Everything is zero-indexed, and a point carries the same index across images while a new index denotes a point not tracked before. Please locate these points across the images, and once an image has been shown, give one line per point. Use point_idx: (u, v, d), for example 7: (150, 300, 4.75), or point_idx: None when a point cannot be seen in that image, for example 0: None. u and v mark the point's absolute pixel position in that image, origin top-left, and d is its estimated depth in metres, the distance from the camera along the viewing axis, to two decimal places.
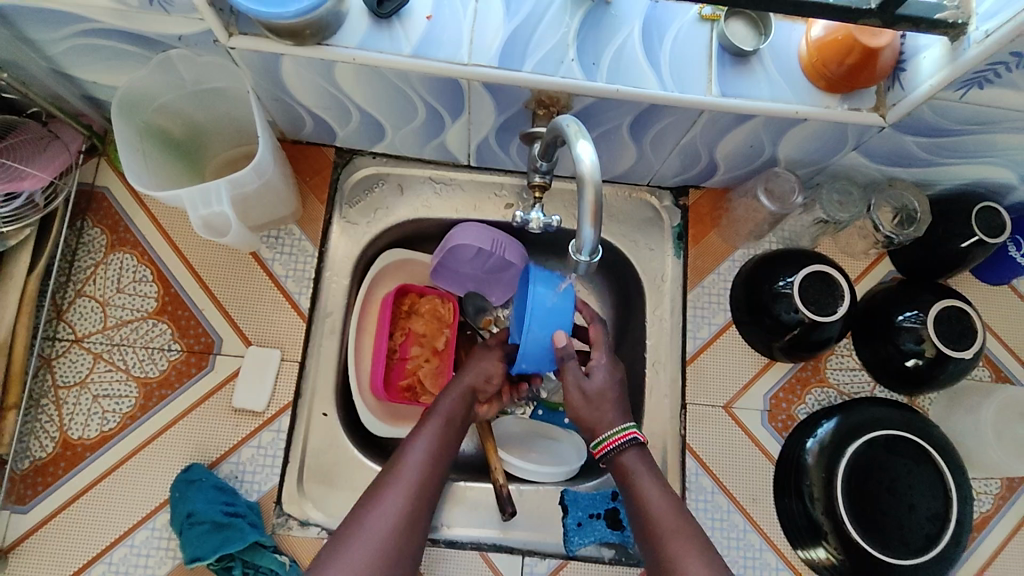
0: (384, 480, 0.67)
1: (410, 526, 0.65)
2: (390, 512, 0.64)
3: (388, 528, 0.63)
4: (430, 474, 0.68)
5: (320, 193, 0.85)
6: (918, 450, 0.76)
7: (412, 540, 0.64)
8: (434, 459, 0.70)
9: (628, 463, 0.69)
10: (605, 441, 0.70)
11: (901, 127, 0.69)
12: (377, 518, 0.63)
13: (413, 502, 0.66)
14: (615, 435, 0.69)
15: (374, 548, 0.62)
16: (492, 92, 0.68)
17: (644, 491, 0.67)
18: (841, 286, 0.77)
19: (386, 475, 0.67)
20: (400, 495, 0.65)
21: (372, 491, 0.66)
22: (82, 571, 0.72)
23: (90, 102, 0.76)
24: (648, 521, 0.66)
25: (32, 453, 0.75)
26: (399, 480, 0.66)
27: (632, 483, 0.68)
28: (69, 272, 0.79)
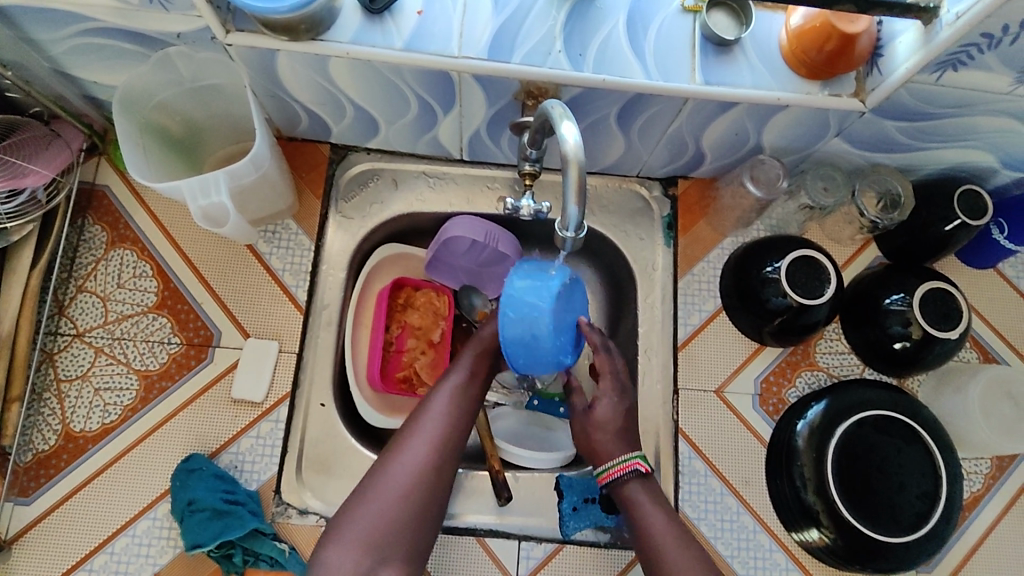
0: (409, 429, 0.69)
1: (433, 474, 0.67)
2: (414, 460, 0.66)
3: (412, 474, 0.66)
4: (454, 425, 0.69)
5: (316, 188, 0.87)
6: (906, 429, 0.77)
7: (435, 487, 0.67)
8: (460, 410, 0.71)
9: (631, 495, 0.70)
10: (605, 473, 0.71)
11: (881, 112, 0.70)
12: (401, 466, 0.66)
13: (438, 451, 0.67)
14: (620, 463, 0.70)
15: (397, 493, 0.64)
16: (482, 85, 0.70)
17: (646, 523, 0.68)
18: (827, 269, 0.79)
19: (411, 424, 0.69)
20: (425, 444, 0.67)
21: (397, 439, 0.68)
22: (83, 562, 0.73)
23: (90, 102, 0.78)
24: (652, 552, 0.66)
25: (35, 445, 0.76)
26: (423, 429, 0.68)
27: (636, 515, 0.69)
28: (70, 268, 0.80)
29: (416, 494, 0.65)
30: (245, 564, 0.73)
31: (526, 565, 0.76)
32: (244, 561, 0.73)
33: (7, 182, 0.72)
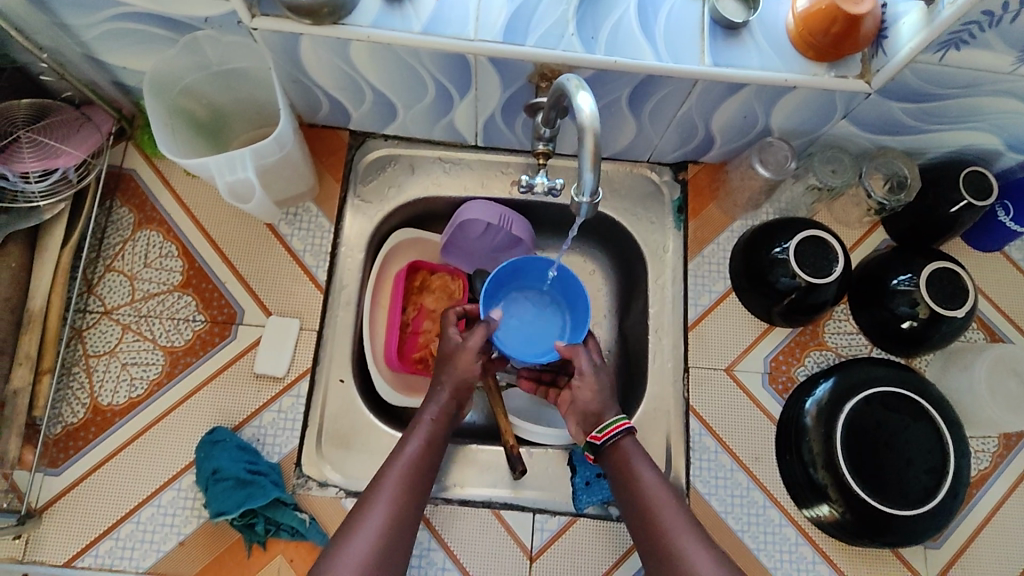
0: (378, 477, 0.66)
1: (405, 525, 0.64)
2: (385, 511, 0.63)
3: (386, 528, 0.62)
4: (423, 470, 0.68)
5: (336, 172, 0.90)
6: (914, 406, 0.78)
7: (408, 539, 0.63)
8: (429, 455, 0.69)
9: (627, 451, 0.71)
10: (608, 426, 0.72)
11: (886, 93, 0.72)
12: (373, 519, 0.63)
13: (408, 499, 0.65)
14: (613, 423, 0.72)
15: (372, 548, 0.61)
16: (497, 68, 0.72)
17: (641, 479, 0.68)
18: (834, 248, 0.80)
19: (381, 473, 0.67)
20: (396, 493, 0.65)
21: (368, 492, 0.65)
22: (110, 531, 0.75)
23: (120, 88, 0.82)
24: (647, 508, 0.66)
25: (64, 418, 0.78)
26: (391, 476, 0.66)
27: (630, 469, 0.69)
28: (99, 248, 0.83)
29: (392, 549, 0.62)
30: (267, 533, 0.75)
31: (540, 536, 0.78)
32: (266, 530, 0.75)
33: (39, 162, 0.76)
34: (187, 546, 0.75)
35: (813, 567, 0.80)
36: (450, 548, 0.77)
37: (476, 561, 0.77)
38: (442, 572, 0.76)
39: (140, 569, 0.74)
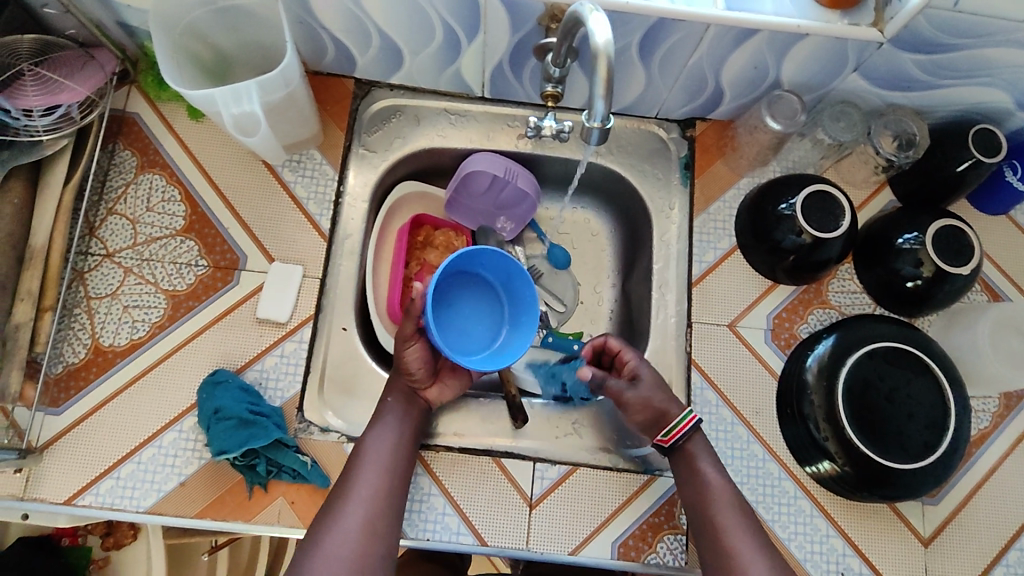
0: (350, 473, 0.69)
1: (385, 512, 0.67)
2: (363, 501, 0.67)
3: (365, 518, 0.66)
4: (390, 459, 0.70)
5: (340, 121, 0.89)
6: (916, 361, 0.78)
7: (390, 523, 0.67)
8: (396, 444, 0.72)
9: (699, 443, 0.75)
10: (674, 429, 0.74)
11: (899, 43, 0.71)
12: (353, 512, 0.66)
13: (383, 485, 0.69)
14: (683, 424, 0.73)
15: (355, 539, 0.65)
16: (507, 7, 0.71)
17: (707, 472, 0.73)
18: (841, 203, 0.80)
19: (352, 467, 0.70)
20: (372, 482, 0.68)
21: (340, 490, 0.68)
22: (111, 470, 0.75)
23: (125, 30, 0.81)
24: (716, 502, 0.72)
25: (65, 358, 0.77)
26: (364, 471, 0.69)
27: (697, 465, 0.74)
28: (101, 192, 0.83)
29: (375, 534, 0.66)
30: (268, 475, 0.75)
31: (540, 484, 0.78)
32: (267, 472, 0.75)
33: (42, 98, 0.75)
34: (188, 486, 0.75)
35: (811, 521, 0.80)
36: (450, 494, 0.77)
37: (476, 507, 0.77)
38: (442, 516, 0.76)
39: (141, 508, 0.74)
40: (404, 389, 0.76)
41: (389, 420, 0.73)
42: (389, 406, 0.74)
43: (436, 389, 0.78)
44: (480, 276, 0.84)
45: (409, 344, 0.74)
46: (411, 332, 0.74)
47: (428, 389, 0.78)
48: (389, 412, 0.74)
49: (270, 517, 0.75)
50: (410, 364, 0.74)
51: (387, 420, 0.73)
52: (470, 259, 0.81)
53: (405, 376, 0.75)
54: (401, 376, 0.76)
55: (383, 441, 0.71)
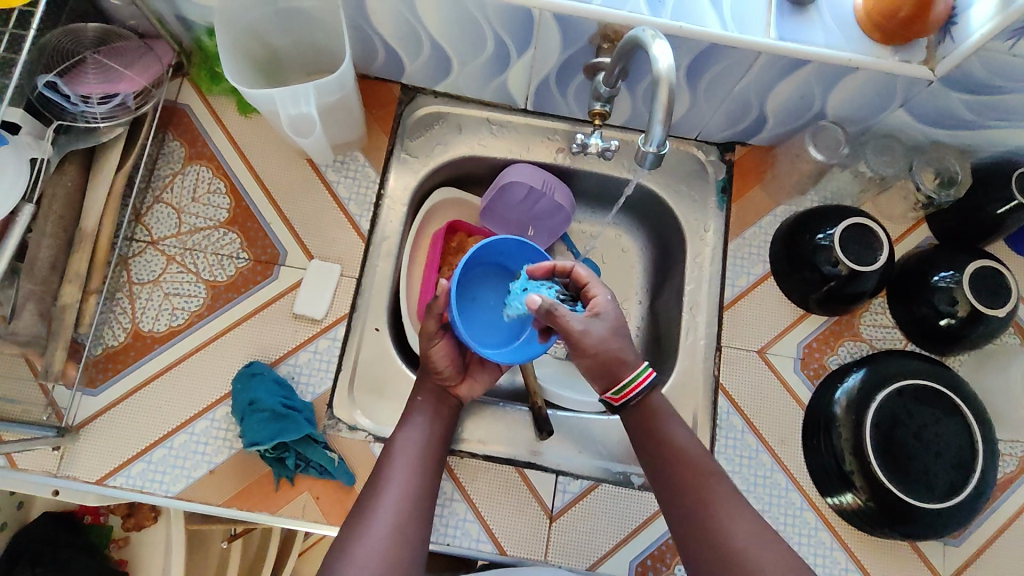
0: (379, 474, 0.67)
1: (414, 515, 0.65)
2: (392, 503, 0.64)
3: (395, 518, 0.63)
4: (422, 459, 0.70)
5: (385, 124, 0.90)
6: (946, 401, 0.78)
7: (418, 526, 0.64)
8: (425, 445, 0.71)
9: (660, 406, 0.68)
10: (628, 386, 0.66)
11: (949, 82, 0.71)
12: (382, 512, 0.64)
13: (414, 486, 0.67)
14: (634, 381, 0.66)
15: (385, 542, 0.62)
16: (561, 25, 0.72)
17: (673, 435, 0.67)
18: (879, 237, 0.80)
19: (382, 465, 0.69)
20: (400, 483, 0.66)
21: (370, 489, 0.66)
22: (143, 453, 0.76)
23: (183, 23, 0.82)
24: (687, 465, 0.65)
25: (105, 340, 0.79)
26: (394, 470, 0.67)
27: (661, 425, 0.67)
28: (149, 180, 0.85)
29: (404, 537, 0.63)
30: (296, 469, 0.76)
31: (562, 498, 0.79)
32: (296, 465, 0.76)
33: (101, 83, 0.77)
34: (217, 474, 0.76)
35: (830, 553, 0.80)
36: (472, 501, 0.78)
37: (498, 514, 0.78)
38: (463, 522, 0.77)
39: (170, 493, 0.75)
40: (435, 388, 0.76)
41: (418, 420, 0.73)
42: (419, 405, 0.75)
43: (466, 386, 0.79)
44: (502, 268, 0.85)
45: (434, 342, 0.75)
46: (434, 330, 0.75)
47: (458, 386, 0.78)
48: (417, 416, 0.74)
49: (294, 510, 0.76)
50: (437, 362, 0.75)
51: (418, 421, 0.73)
52: (489, 251, 0.82)
53: (434, 376, 0.76)
54: (431, 375, 0.76)
55: (414, 441, 0.71)
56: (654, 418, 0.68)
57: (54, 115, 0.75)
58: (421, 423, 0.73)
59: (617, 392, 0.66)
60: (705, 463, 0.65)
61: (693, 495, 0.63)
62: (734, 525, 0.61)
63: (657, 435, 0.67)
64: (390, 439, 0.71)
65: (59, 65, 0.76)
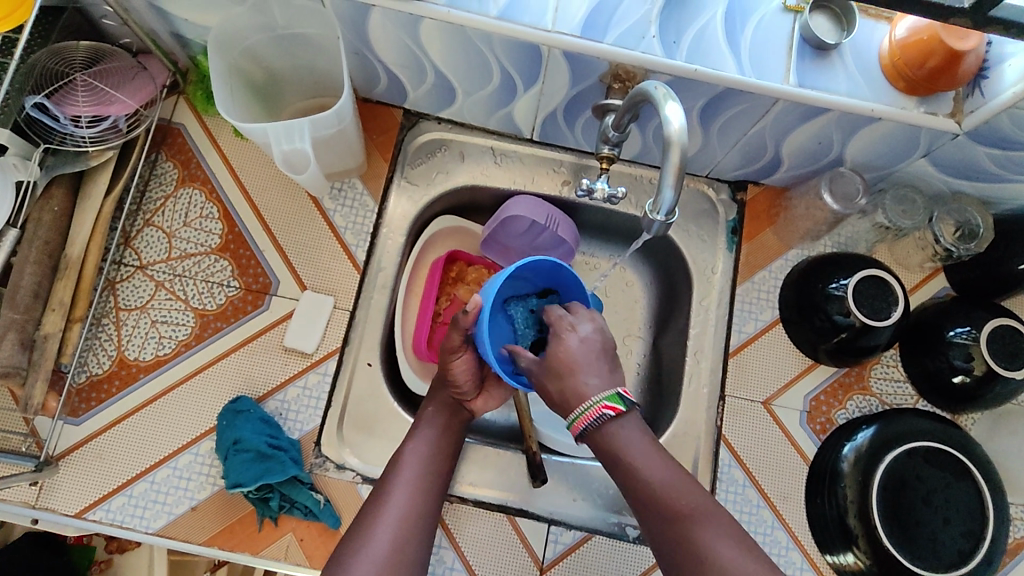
0: (382, 488, 0.65)
1: (414, 534, 0.62)
2: (393, 522, 0.62)
3: (394, 537, 0.61)
4: (427, 475, 0.67)
5: (385, 151, 0.87)
6: (958, 465, 0.74)
7: (418, 547, 0.62)
8: (431, 460, 0.68)
9: (622, 431, 0.60)
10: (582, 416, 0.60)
11: (976, 136, 0.68)
12: (381, 530, 0.61)
13: (417, 503, 0.64)
14: (586, 411, 0.60)
15: (382, 562, 0.59)
16: (570, 62, 0.69)
17: (640, 463, 0.58)
18: (894, 291, 0.77)
19: (386, 477, 0.66)
20: (403, 500, 0.64)
21: (370, 507, 0.63)
22: (122, 489, 0.74)
23: (179, 41, 0.79)
24: (653, 492, 0.58)
25: (89, 368, 0.77)
26: (398, 486, 0.65)
27: (625, 456, 0.59)
28: (140, 202, 0.82)
29: (402, 558, 0.60)
30: (280, 510, 0.74)
31: (553, 549, 0.77)
32: (279, 507, 0.74)
33: (91, 107, 0.74)
34: (199, 512, 0.74)
35: None
36: (461, 549, 0.76)
37: (488, 563, 0.76)
38: (450, 571, 0.75)
39: (149, 530, 0.73)
40: (450, 401, 0.74)
41: (426, 432, 0.70)
42: (430, 416, 0.72)
43: (483, 401, 0.75)
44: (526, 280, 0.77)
45: (455, 356, 0.72)
46: (457, 344, 0.72)
47: (474, 401, 0.74)
48: (425, 429, 0.71)
49: (277, 552, 0.74)
50: (455, 375, 0.72)
51: (427, 433, 0.70)
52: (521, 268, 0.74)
53: (451, 389, 0.73)
54: (448, 388, 0.74)
55: (421, 454, 0.68)
56: (616, 445, 0.59)
57: (39, 136, 0.74)
58: (429, 437, 0.70)
59: (575, 421, 0.61)
60: (674, 491, 0.57)
61: (667, 530, 0.57)
62: (716, 555, 0.54)
63: (621, 466, 0.59)
64: (396, 453, 0.68)
65: (48, 86, 0.74)
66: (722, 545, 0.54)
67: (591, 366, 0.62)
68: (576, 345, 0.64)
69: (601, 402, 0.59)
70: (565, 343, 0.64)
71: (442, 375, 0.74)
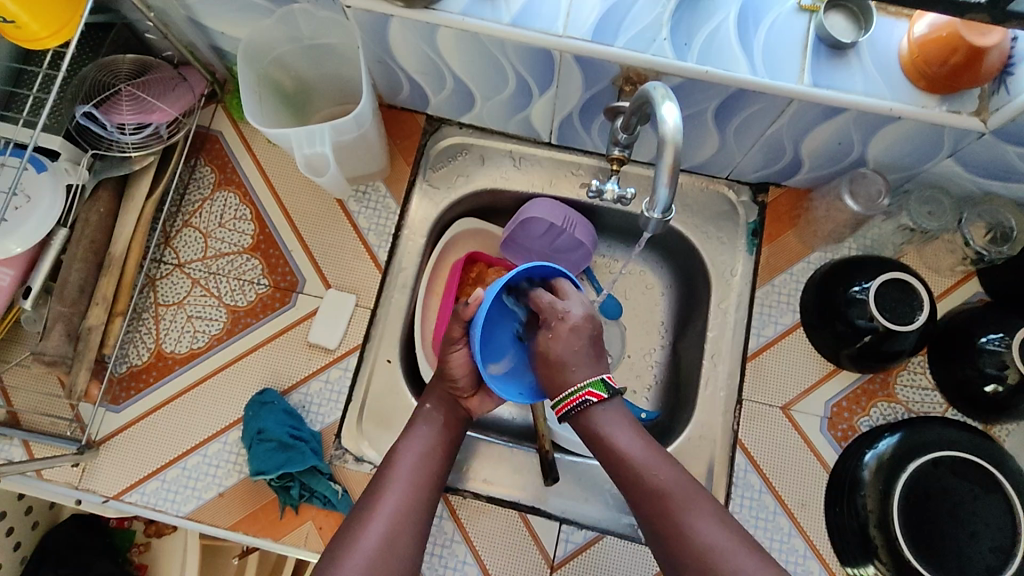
0: (378, 481, 0.65)
1: (407, 527, 0.62)
2: (387, 514, 0.62)
3: (387, 530, 0.61)
4: (423, 470, 0.66)
5: (408, 155, 0.90)
6: (987, 476, 0.71)
7: (411, 540, 0.61)
8: (426, 453, 0.68)
9: (598, 417, 0.63)
10: (565, 400, 0.64)
11: (1003, 135, 0.65)
12: (375, 521, 0.61)
13: (412, 499, 0.64)
14: (571, 396, 0.63)
15: (374, 554, 0.59)
16: (582, 66, 0.70)
17: (618, 440, 0.62)
18: (919, 294, 0.75)
19: (383, 469, 0.66)
20: (396, 494, 0.63)
21: (365, 504, 0.63)
22: (156, 473, 0.78)
23: (216, 52, 0.85)
24: (632, 472, 0.61)
25: (130, 359, 0.82)
26: (394, 479, 0.65)
27: (605, 436, 0.62)
28: (180, 204, 0.87)
29: (395, 549, 0.60)
30: (301, 498, 0.77)
31: (564, 548, 0.77)
32: (300, 495, 0.77)
33: (135, 115, 0.80)
34: (225, 497, 0.78)
35: None
36: (473, 543, 0.77)
37: (498, 560, 0.77)
38: (462, 564, 0.76)
39: (181, 513, 0.77)
40: (447, 395, 0.73)
41: (422, 428, 0.70)
42: (426, 413, 0.72)
43: (477, 400, 0.74)
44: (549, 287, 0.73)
45: (454, 349, 0.72)
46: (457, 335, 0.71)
47: (470, 398, 0.74)
48: (420, 424, 0.71)
49: (297, 539, 0.77)
50: (462, 369, 0.72)
51: (422, 427, 0.70)
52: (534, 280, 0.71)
53: (447, 383, 0.73)
54: (444, 382, 0.74)
55: (418, 447, 0.68)
56: (600, 429, 0.63)
57: (90, 144, 0.79)
58: (423, 434, 0.70)
59: (560, 403, 0.65)
60: (654, 471, 0.60)
61: (648, 507, 0.60)
62: (699, 537, 0.57)
63: (603, 444, 0.62)
64: (393, 447, 0.69)
65: (97, 96, 0.80)
66: (703, 523, 0.57)
67: (579, 359, 0.65)
68: (563, 335, 0.65)
69: (586, 388, 0.63)
70: (568, 335, 0.65)
71: (440, 369, 0.74)
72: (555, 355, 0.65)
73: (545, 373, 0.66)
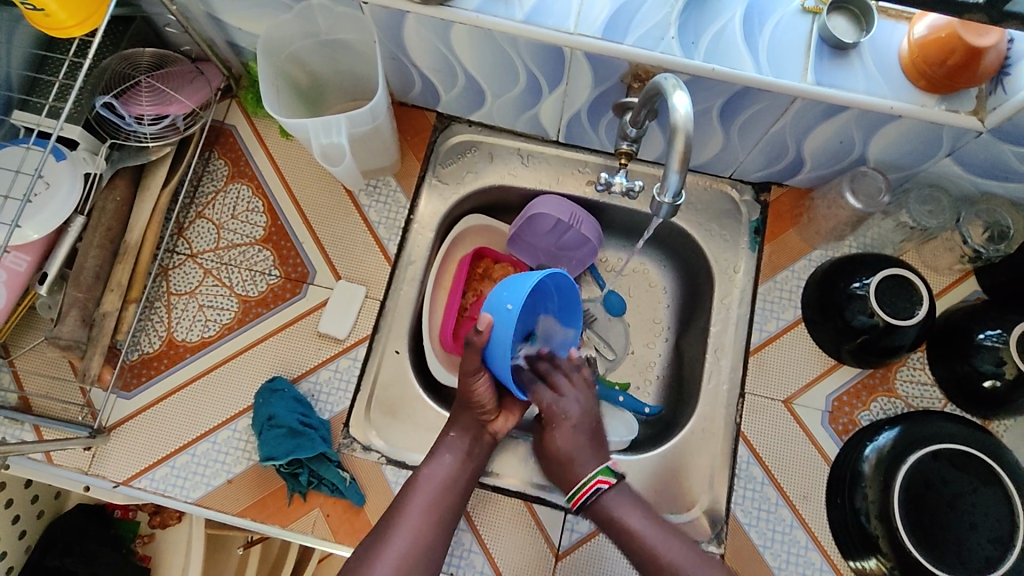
0: (396, 513, 0.68)
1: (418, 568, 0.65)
2: (398, 552, 0.65)
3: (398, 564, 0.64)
4: (441, 506, 0.69)
5: (418, 151, 0.92)
6: (986, 469, 0.73)
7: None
8: (447, 484, 0.71)
9: (611, 503, 0.69)
10: (578, 493, 0.70)
11: (1000, 134, 0.68)
12: (386, 559, 0.64)
13: (425, 535, 0.67)
14: (583, 487, 0.70)
15: None
16: (592, 63, 0.72)
17: (630, 522, 0.68)
18: (919, 291, 0.77)
19: (400, 506, 0.69)
20: (410, 533, 0.66)
21: (379, 534, 0.67)
22: (165, 460, 0.79)
23: (233, 49, 0.87)
24: (643, 548, 0.67)
25: (141, 346, 0.83)
26: (412, 512, 0.68)
27: (618, 520, 0.68)
28: (193, 196, 0.89)
29: None
30: (309, 486, 0.78)
31: (569, 537, 0.78)
32: (308, 482, 0.78)
33: (153, 107, 0.81)
34: (234, 484, 0.78)
35: None
36: (479, 533, 0.78)
37: (504, 548, 0.78)
38: (468, 552, 0.77)
39: (189, 499, 0.78)
40: (473, 429, 0.75)
41: (444, 457, 0.73)
42: (451, 440, 0.74)
43: (504, 420, 0.76)
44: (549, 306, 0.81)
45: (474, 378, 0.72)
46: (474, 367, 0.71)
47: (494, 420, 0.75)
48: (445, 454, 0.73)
49: (304, 526, 0.77)
50: (478, 397, 0.73)
51: (446, 458, 0.73)
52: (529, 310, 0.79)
53: (475, 410, 0.74)
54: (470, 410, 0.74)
55: (437, 482, 0.71)
56: (612, 513, 0.69)
57: (108, 132, 0.81)
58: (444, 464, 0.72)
59: (576, 495, 0.71)
60: (663, 550, 0.66)
61: None
62: None
63: (617, 528, 0.68)
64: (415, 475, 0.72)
65: (117, 87, 0.82)
66: None
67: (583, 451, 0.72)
68: (564, 433, 0.73)
69: (595, 477, 0.69)
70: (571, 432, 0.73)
71: (464, 398, 0.74)
72: (561, 450, 0.73)
73: (562, 472, 0.73)
